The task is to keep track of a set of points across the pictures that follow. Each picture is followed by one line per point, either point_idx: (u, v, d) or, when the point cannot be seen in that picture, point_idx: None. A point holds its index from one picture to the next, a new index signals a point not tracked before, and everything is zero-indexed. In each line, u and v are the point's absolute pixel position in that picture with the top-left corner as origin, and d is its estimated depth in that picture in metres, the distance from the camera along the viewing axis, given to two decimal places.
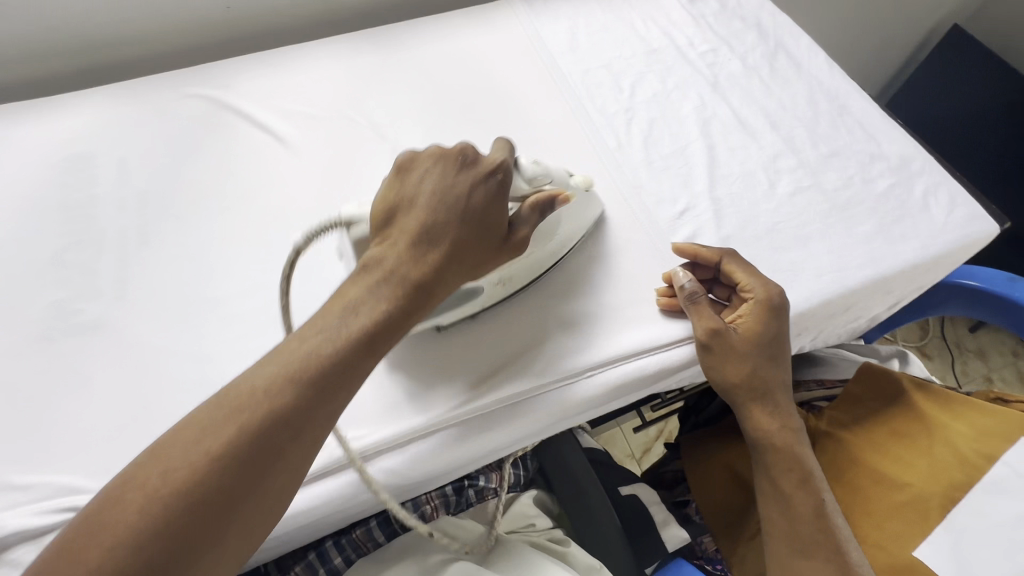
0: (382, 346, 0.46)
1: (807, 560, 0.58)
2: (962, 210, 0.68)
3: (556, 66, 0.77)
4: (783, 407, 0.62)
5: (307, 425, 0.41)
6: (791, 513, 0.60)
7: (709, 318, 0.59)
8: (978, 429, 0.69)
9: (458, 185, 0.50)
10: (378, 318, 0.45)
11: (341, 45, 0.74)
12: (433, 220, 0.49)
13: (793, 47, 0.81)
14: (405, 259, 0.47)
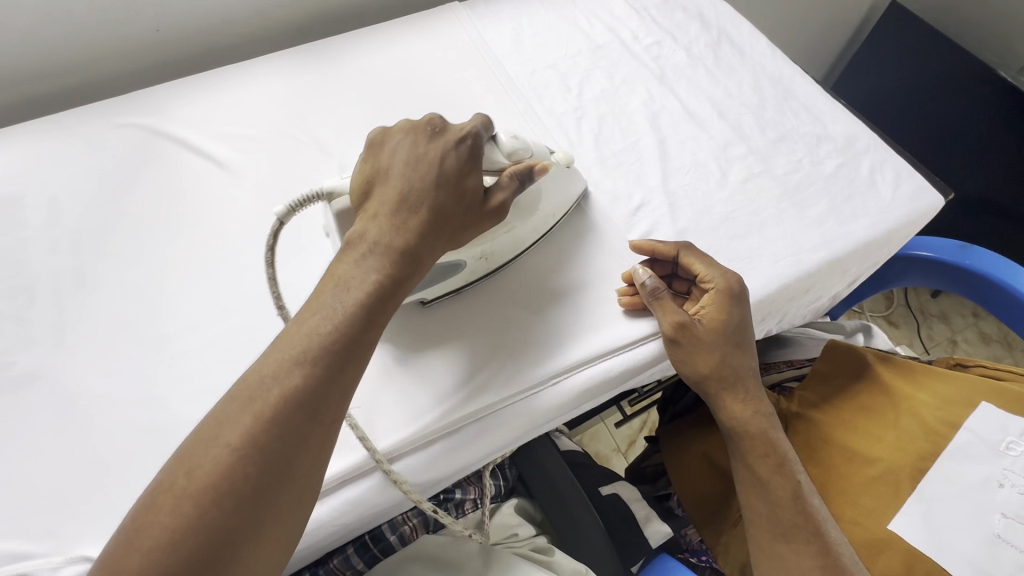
0: (379, 322, 0.43)
1: (789, 552, 0.52)
2: (908, 184, 0.66)
3: (501, 68, 0.76)
4: (754, 392, 0.57)
5: (317, 406, 0.39)
6: (770, 503, 0.54)
7: (674, 310, 0.55)
8: (942, 397, 0.61)
9: (434, 153, 0.49)
10: (370, 290, 0.43)
11: (280, 63, 0.75)
12: (413, 188, 0.47)
13: (735, 34, 0.81)
14: (386, 232, 0.45)
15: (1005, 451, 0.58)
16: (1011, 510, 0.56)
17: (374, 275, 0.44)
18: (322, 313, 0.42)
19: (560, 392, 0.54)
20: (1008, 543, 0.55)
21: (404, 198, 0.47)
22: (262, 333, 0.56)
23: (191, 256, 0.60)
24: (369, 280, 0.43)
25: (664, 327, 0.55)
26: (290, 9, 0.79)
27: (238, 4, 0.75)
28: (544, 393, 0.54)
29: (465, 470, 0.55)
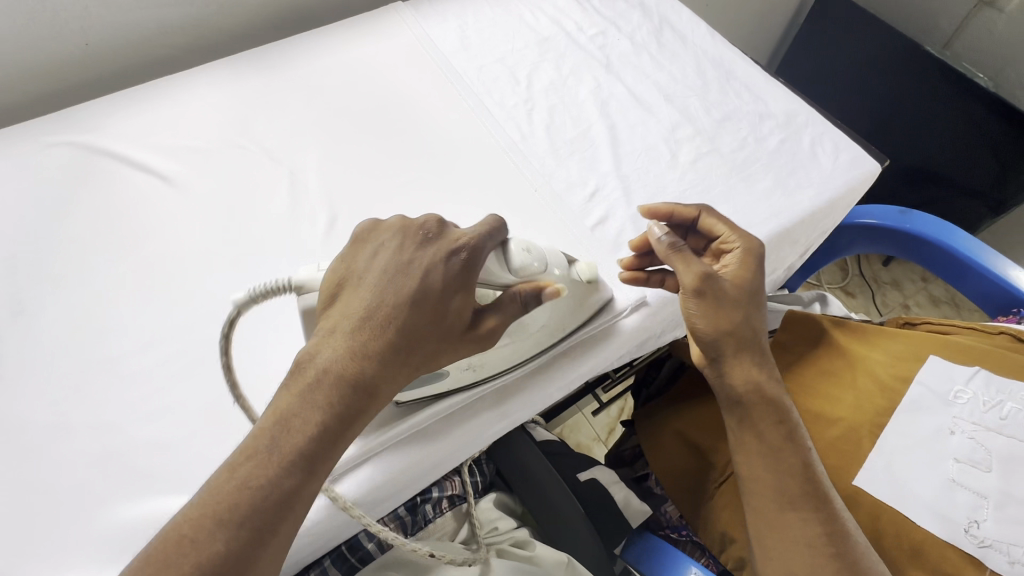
0: (321, 465, 0.38)
1: (797, 520, 0.49)
2: (847, 154, 0.69)
3: (449, 66, 0.76)
4: (767, 356, 0.53)
5: (246, 574, 0.34)
6: (778, 469, 0.51)
7: (698, 263, 0.51)
8: (894, 355, 0.64)
9: (417, 266, 0.42)
10: (309, 434, 0.38)
11: (221, 71, 0.73)
12: (384, 309, 0.41)
13: (676, 21, 0.83)
14: (341, 362, 0.39)
15: (954, 400, 0.60)
16: (963, 455, 0.57)
17: (311, 414, 0.38)
18: (256, 459, 0.36)
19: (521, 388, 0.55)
20: (964, 487, 0.56)
21: (372, 319, 0.40)
22: (221, 346, 0.54)
23: (138, 274, 0.58)
24: (307, 421, 0.38)
25: (685, 278, 0.51)
26: (228, 17, 0.78)
27: (171, 13, 0.73)
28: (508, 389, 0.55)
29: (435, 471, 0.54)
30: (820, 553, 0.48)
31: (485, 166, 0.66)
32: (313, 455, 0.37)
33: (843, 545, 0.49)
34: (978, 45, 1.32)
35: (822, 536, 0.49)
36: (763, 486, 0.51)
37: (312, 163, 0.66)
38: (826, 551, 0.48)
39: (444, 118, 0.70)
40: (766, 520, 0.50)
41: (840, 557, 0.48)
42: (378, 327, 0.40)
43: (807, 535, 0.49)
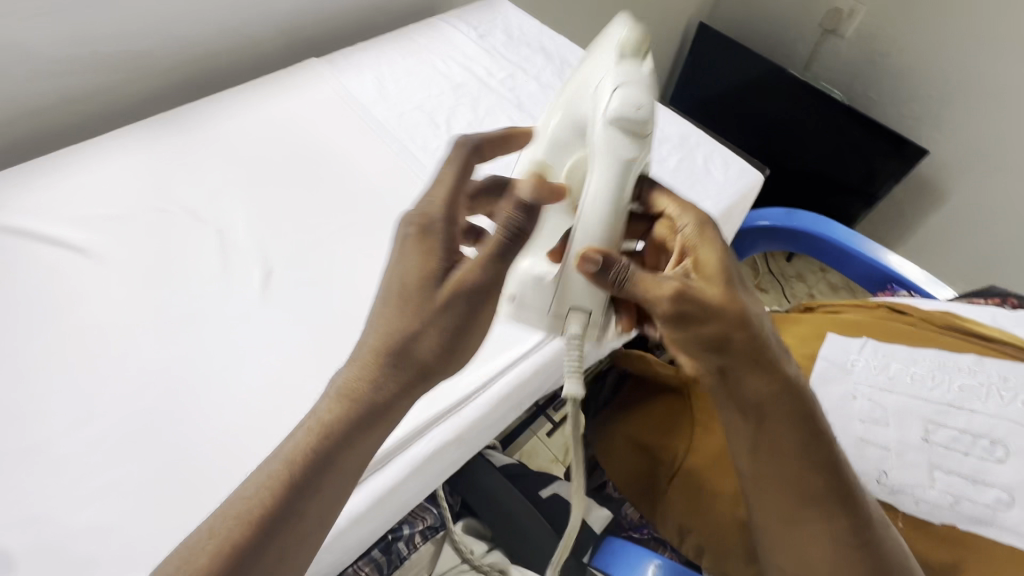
0: (343, 448, 0.42)
1: (821, 513, 0.52)
2: (734, 167, 0.79)
3: (370, 115, 0.79)
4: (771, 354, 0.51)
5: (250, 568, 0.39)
6: (798, 475, 0.52)
7: (665, 282, 0.45)
8: (799, 337, 0.73)
9: (417, 247, 0.45)
10: (317, 438, 0.41)
11: (133, 135, 0.71)
12: (399, 299, 0.44)
13: (575, 62, 0.92)
14: (360, 368, 0.43)
15: (852, 367, 0.68)
16: (866, 416, 0.64)
17: (322, 463, 0.41)
18: (270, 475, 0.41)
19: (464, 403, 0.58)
20: (873, 443, 0.63)
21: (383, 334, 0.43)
22: (160, 415, 0.52)
23: (58, 352, 0.55)
24: (329, 453, 0.42)
25: (663, 294, 0.45)
26: (136, 82, 0.77)
27: (74, 83, 0.71)
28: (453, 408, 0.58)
29: (414, 490, 0.57)
30: (843, 543, 0.51)
31: (416, 207, 0.70)
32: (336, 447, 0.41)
33: (863, 527, 0.51)
34: (831, 66, 1.54)
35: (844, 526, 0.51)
36: (788, 486, 0.53)
37: (240, 220, 0.66)
38: (847, 536, 0.51)
39: (372, 165, 0.73)
40: (790, 514, 0.53)
41: (859, 538, 0.51)
42: (408, 315, 0.43)
43: (837, 528, 0.51)
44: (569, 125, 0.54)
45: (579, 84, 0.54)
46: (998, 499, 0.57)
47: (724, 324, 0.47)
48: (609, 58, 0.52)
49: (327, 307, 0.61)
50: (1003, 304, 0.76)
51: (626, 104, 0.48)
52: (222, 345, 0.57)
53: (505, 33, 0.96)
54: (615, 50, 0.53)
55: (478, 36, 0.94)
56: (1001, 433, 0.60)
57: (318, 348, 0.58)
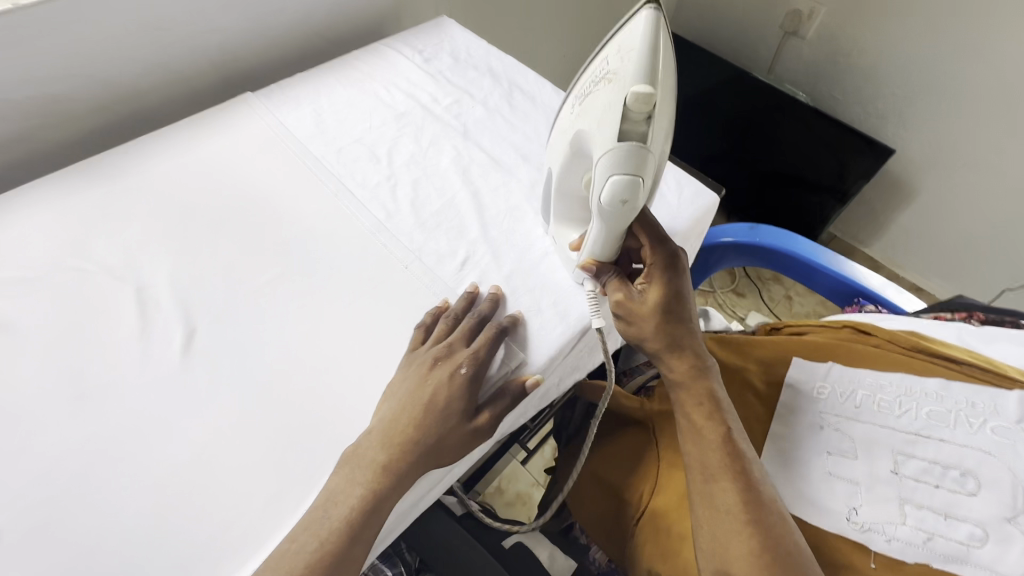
0: (384, 510, 0.49)
1: (720, 489, 0.49)
2: (689, 188, 0.74)
3: (306, 150, 0.76)
4: (697, 355, 0.56)
5: None
6: (702, 449, 0.51)
7: (614, 288, 0.58)
8: (764, 363, 0.71)
9: (463, 385, 0.53)
10: (363, 504, 0.48)
11: (47, 189, 0.67)
12: (438, 413, 0.52)
13: (523, 83, 0.89)
14: (396, 455, 0.49)
15: (817, 396, 0.66)
16: (834, 447, 0.62)
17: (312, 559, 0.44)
18: (302, 556, 0.45)
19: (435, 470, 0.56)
20: (841, 477, 0.60)
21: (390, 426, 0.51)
22: (68, 506, 0.48)
23: None
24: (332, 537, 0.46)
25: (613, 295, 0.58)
26: (53, 128, 0.72)
27: None
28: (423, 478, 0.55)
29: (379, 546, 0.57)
30: (743, 530, 0.47)
31: (354, 248, 0.65)
32: (380, 508, 0.48)
33: (763, 512, 0.47)
34: (794, 67, 1.52)
35: (747, 517, 0.47)
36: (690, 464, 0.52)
37: (163, 276, 0.62)
38: (744, 517, 0.47)
39: (306, 206, 0.69)
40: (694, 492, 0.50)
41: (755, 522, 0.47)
42: (447, 427, 0.51)
43: (724, 503, 0.48)
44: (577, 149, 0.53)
45: (585, 130, 0.49)
46: (972, 534, 0.54)
47: (650, 324, 0.56)
48: (612, 129, 0.44)
49: (255, 365, 0.56)
50: (969, 320, 0.74)
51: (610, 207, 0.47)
52: (142, 416, 0.53)
53: (452, 56, 0.92)
54: (618, 119, 0.44)
55: (423, 60, 0.91)
56: (971, 463, 0.57)
57: (244, 414, 0.54)
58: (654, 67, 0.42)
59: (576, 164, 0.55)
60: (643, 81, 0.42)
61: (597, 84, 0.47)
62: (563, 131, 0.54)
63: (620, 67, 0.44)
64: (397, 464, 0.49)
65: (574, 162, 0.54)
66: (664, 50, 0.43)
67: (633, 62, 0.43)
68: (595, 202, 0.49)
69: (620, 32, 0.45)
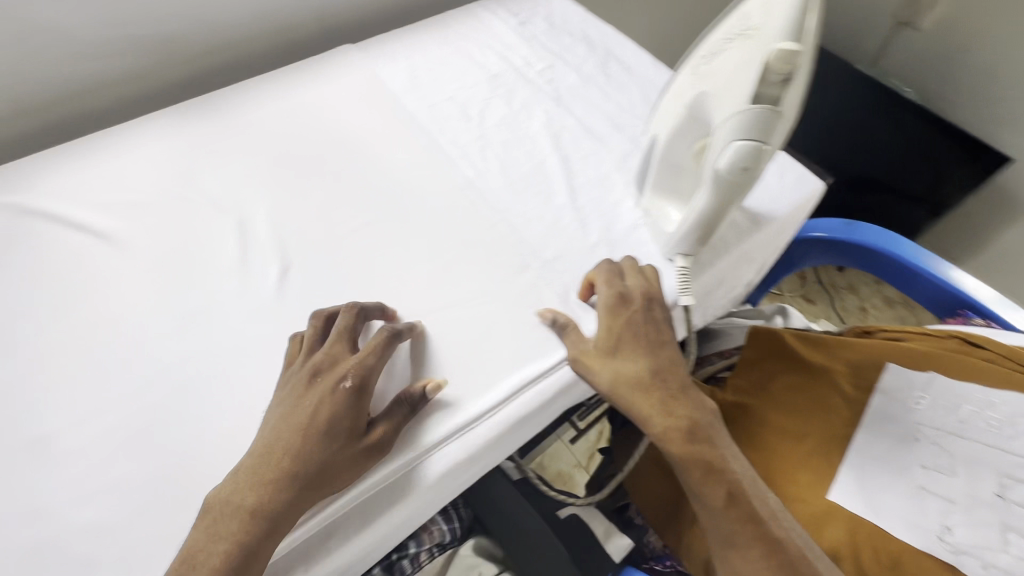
0: (258, 567, 0.41)
1: (740, 559, 0.47)
2: (792, 173, 0.69)
3: (401, 104, 0.76)
4: (671, 401, 0.51)
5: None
6: (709, 511, 0.49)
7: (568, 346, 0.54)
8: (854, 366, 0.66)
9: (346, 402, 0.46)
10: (225, 564, 0.40)
11: (161, 121, 0.70)
12: (319, 435, 0.45)
13: (620, 53, 0.86)
14: (265, 499, 0.42)
15: (914, 406, 0.62)
16: (928, 462, 0.59)
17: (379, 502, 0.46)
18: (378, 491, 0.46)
19: (336, 516, 0.46)
20: (934, 493, 0.58)
21: (273, 444, 0.45)
22: (165, 413, 0.50)
23: (73, 339, 0.54)
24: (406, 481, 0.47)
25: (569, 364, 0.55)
26: (169, 65, 0.76)
27: (105, 67, 0.71)
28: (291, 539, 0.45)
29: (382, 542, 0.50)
30: None
31: (443, 203, 0.66)
32: (254, 565, 0.41)
33: (794, 573, 0.46)
34: (904, 61, 1.40)
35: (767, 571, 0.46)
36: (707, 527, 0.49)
37: (263, 211, 0.64)
38: None
39: (398, 158, 0.70)
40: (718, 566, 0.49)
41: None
42: (331, 450, 0.45)
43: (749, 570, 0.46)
44: (692, 113, 0.51)
45: (710, 92, 0.47)
46: None
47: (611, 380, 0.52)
48: (746, 90, 0.42)
49: (342, 304, 0.57)
50: None
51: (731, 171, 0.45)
52: (233, 341, 0.55)
53: (547, 21, 0.90)
54: (754, 79, 0.42)
55: (519, 23, 0.89)
56: None
57: None
58: (805, 27, 0.40)
59: (687, 132, 0.52)
60: (792, 40, 0.40)
61: (733, 42, 0.45)
62: (680, 94, 0.52)
63: (765, 24, 0.41)
64: (284, 488, 0.43)
65: (686, 130, 0.52)
66: (815, 7, 0.41)
67: (782, 18, 0.40)
68: (711, 166, 0.46)
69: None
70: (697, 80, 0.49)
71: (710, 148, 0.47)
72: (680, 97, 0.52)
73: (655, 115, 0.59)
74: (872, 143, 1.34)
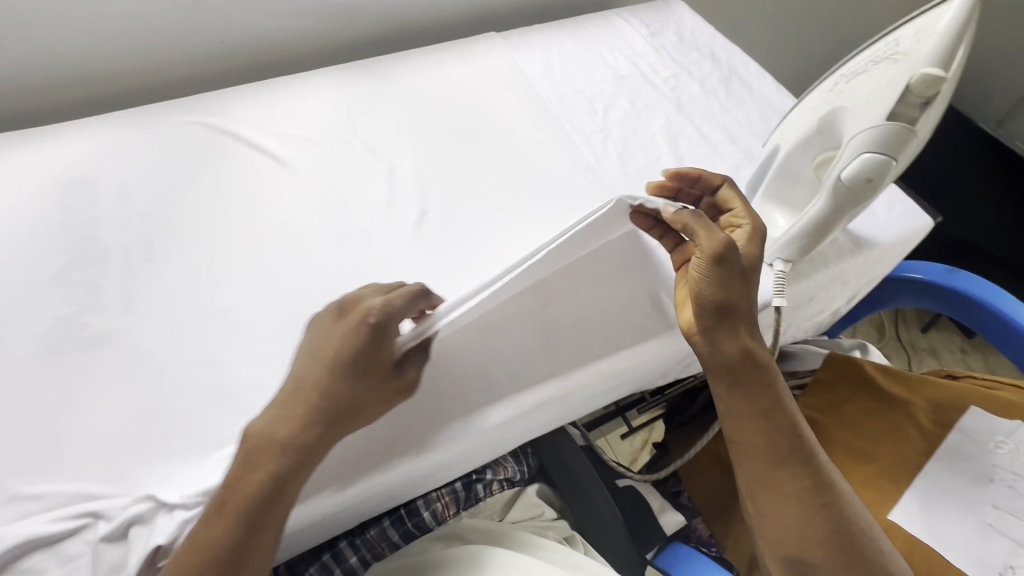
0: (288, 495, 0.46)
1: (786, 476, 0.54)
2: (901, 207, 0.71)
3: (534, 90, 0.84)
4: (749, 324, 0.55)
5: (260, 524, 0.45)
6: (768, 431, 0.54)
7: (718, 234, 0.52)
8: (935, 402, 0.67)
9: (370, 337, 0.48)
10: (260, 489, 0.45)
11: (333, 75, 0.82)
12: (343, 372, 0.47)
13: (743, 72, 0.90)
14: (294, 432, 0.46)
15: (993, 449, 0.64)
16: (1000, 503, 0.61)
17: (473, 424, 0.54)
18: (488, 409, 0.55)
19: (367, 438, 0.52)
20: (1000, 532, 0.60)
21: (302, 381, 0.48)
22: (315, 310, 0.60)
23: (249, 237, 0.65)
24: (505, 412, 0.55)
25: (705, 244, 0.51)
26: (344, 30, 0.88)
27: (297, 24, 0.83)
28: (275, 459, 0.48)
29: (459, 462, 0.58)
30: (808, 505, 0.53)
31: (563, 180, 0.73)
32: (283, 494, 0.46)
33: (832, 496, 0.53)
34: None
35: (808, 488, 0.53)
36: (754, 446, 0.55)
37: (408, 162, 0.74)
38: (812, 501, 0.53)
39: (527, 135, 0.78)
40: (755, 482, 0.55)
41: (825, 505, 0.53)
42: (355, 390, 0.47)
43: (794, 489, 0.53)
44: (820, 128, 0.56)
45: (844, 108, 0.52)
46: None
47: (735, 289, 0.53)
48: (885, 107, 0.48)
49: (466, 250, 0.65)
50: None
51: (858, 178, 0.50)
52: (374, 263, 0.64)
53: (676, 34, 0.96)
54: (894, 98, 0.47)
55: (650, 33, 0.95)
56: None
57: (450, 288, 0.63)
58: (951, 58, 0.45)
59: (810, 142, 0.56)
60: (938, 69, 0.45)
61: (874, 65, 0.50)
62: (808, 109, 0.57)
63: (911, 51, 0.47)
64: (308, 428, 0.46)
65: (810, 140, 0.56)
66: (962, 44, 0.46)
67: (930, 48, 0.46)
68: (835, 175, 0.52)
69: (921, 17, 0.48)
70: (831, 96, 0.54)
71: (837, 158, 0.51)
72: (809, 112, 0.56)
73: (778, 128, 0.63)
74: (982, 205, 1.30)
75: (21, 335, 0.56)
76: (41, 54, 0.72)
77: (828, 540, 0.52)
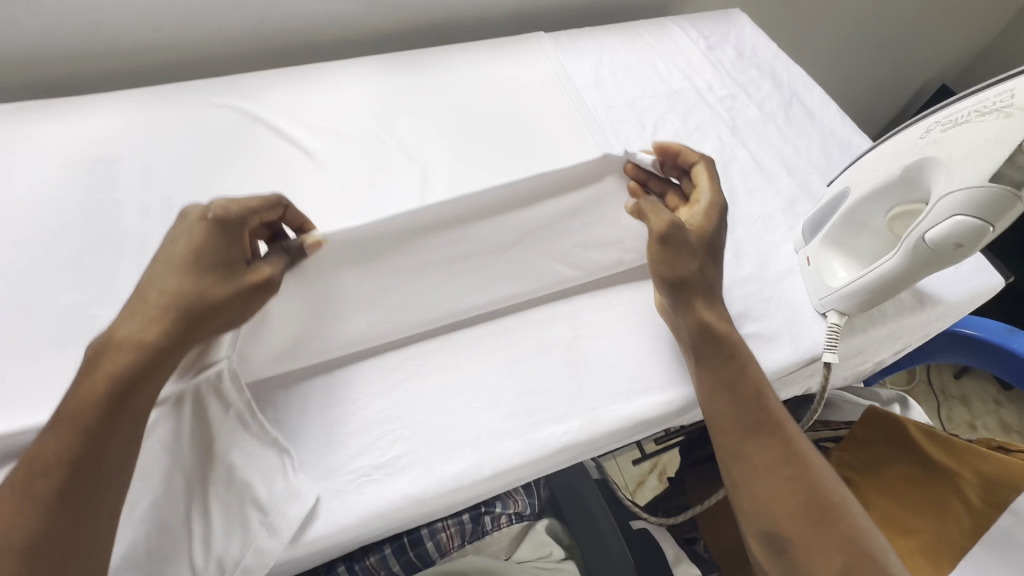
0: (131, 409, 0.41)
1: (757, 447, 0.50)
2: (970, 262, 0.65)
3: (581, 98, 0.79)
4: (714, 293, 0.54)
5: (97, 448, 0.39)
6: (735, 401, 0.51)
7: (665, 213, 0.53)
8: (984, 477, 0.61)
9: (213, 234, 0.46)
10: (99, 399, 0.40)
11: (371, 66, 0.78)
12: (190, 271, 0.45)
13: (805, 97, 0.84)
14: (140, 333, 0.42)
15: None
16: None
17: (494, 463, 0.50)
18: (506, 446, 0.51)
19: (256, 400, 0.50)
20: None
21: (145, 285, 0.44)
22: None
23: None
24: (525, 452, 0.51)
25: (653, 227, 0.53)
26: (388, 18, 0.84)
27: (339, 9, 0.80)
28: (221, 385, 0.47)
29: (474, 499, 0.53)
30: (779, 476, 0.49)
31: None
32: (126, 407, 0.41)
33: (807, 471, 0.49)
34: None
35: (779, 460, 0.49)
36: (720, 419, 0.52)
37: (442, 166, 0.70)
38: (782, 472, 0.49)
39: (570, 148, 0.73)
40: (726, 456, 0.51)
41: (795, 477, 0.49)
42: (204, 286, 0.45)
43: (763, 459, 0.50)
44: (902, 177, 0.51)
45: (939, 160, 0.47)
46: None
47: (687, 264, 0.53)
48: (991, 167, 0.43)
49: None
50: None
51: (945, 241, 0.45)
52: None
53: (736, 50, 0.90)
54: (1003, 158, 0.43)
55: (707, 46, 0.90)
56: None
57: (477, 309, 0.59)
58: None
59: (888, 190, 0.52)
60: None
61: (980, 118, 0.46)
62: (892, 154, 0.52)
63: None
64: (153, 327, 0.42)
65: (888, 188, 0.52)
66: None
67: None
68: (917, 233, 0.47)
69: None
70: (923, 145, 0.49)
71: (923, 214, 0.47)
72: (893, 158, 0.52)
73: (848, 170, 0.58)
74: None
75: (29, 321, 0.53)
76: (76, 23, 0.69)
77: (805, 516, 0.48)
